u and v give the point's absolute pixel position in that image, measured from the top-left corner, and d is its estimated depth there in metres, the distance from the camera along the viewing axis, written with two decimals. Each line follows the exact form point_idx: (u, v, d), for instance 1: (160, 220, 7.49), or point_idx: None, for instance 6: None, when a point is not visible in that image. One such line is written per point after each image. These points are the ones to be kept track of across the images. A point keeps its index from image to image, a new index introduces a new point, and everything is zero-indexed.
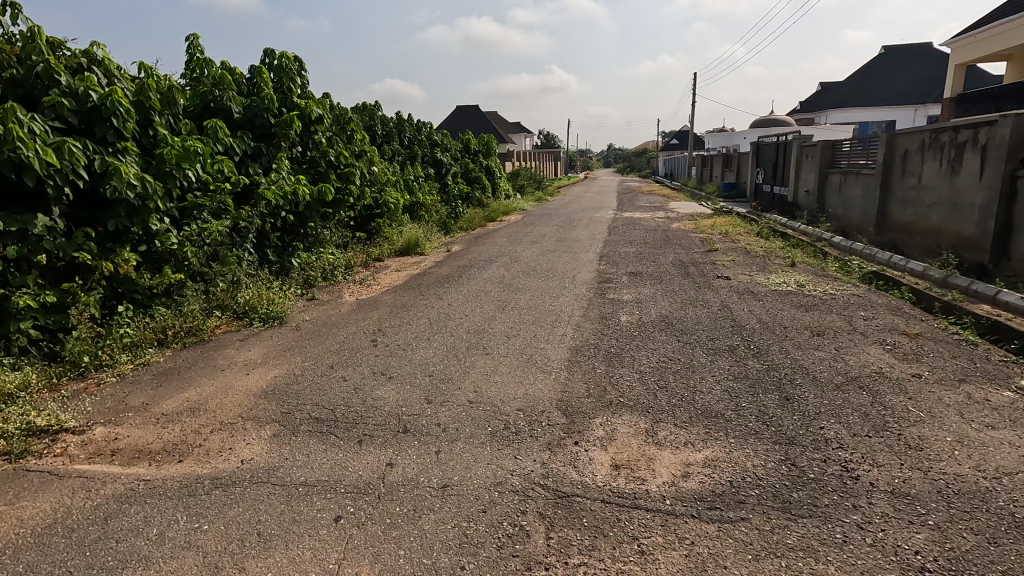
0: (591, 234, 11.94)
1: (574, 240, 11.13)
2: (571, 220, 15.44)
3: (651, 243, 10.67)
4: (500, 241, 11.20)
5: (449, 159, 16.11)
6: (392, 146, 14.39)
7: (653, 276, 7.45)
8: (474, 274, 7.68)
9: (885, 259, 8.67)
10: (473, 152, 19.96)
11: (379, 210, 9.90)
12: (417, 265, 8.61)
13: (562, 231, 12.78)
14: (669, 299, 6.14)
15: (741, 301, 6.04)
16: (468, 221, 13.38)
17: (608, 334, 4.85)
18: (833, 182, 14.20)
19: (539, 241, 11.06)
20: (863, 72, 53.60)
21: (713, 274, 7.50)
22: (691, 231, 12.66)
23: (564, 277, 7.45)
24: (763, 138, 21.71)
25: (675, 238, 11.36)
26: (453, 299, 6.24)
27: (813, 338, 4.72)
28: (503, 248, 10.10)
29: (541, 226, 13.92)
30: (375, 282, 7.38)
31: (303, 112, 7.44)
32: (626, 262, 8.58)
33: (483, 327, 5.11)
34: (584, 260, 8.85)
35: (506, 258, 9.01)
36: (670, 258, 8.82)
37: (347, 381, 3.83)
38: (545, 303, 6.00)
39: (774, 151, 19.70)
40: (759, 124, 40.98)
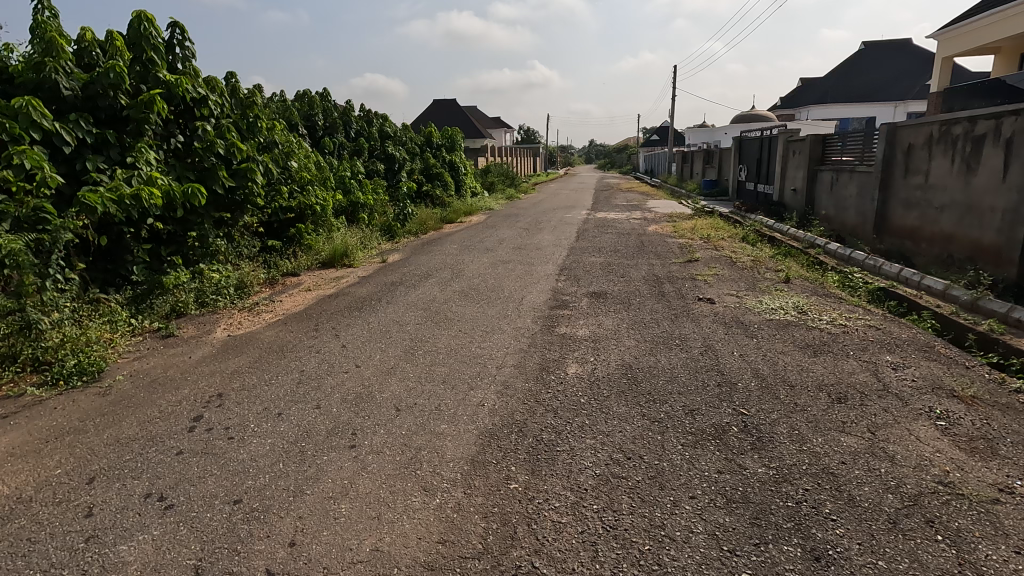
0: (556, 240, 10.51)
1: (535, 247, 9.66)
2: (538, 221, 13.98)
3: (622, 250, 9.28)
4: (450, 248, 9.69)
5: (403, 154, 14.49)
6: (335, 139, 12.74)
7: (619, 298, 6.03)
8: (399, 296, 6.18)
9: (894, 273, 7.36)
10: (436, 147, 18.41)
11: (300, 213, 8.31)
12: (336, 283, 7.07)
13: (525, 235, 11.31)
14: (636, 334, 4.73)
15: (728, 338, 4.66)
16: (419, 225, 11.81)
17: (543, 403, 3.40)
18: (825, 181, 12.90)
19: (494, 249, 9.57)
20: (844, 68, 53.00)
21: (692, 295, 6.10)
22: (669, 235, 11.28)
23: (509, 299, 6.01)
24: (745, 133, 20.46)
25: (650, 245, 9.98)
26: (354, 336, 4.75)
27: (832, 406, 3.34)
28: (450, 259, 8.59)
29: (503, 229, 12.43)
30: (269, 308, 5.83)
31: (176, 91, 5.85)
32: (589, 277, 7.17)
33: (372, 388, 3.64)
34: (541, 274, 7.41)
35: (447, 272, 7.52)
36: (642, 272, 7.43)
37: (90, 520, 2.30)
38: (473, 343, 4.55)
39: (759, 148, 18.41)
40: (740, 120, 39.98)
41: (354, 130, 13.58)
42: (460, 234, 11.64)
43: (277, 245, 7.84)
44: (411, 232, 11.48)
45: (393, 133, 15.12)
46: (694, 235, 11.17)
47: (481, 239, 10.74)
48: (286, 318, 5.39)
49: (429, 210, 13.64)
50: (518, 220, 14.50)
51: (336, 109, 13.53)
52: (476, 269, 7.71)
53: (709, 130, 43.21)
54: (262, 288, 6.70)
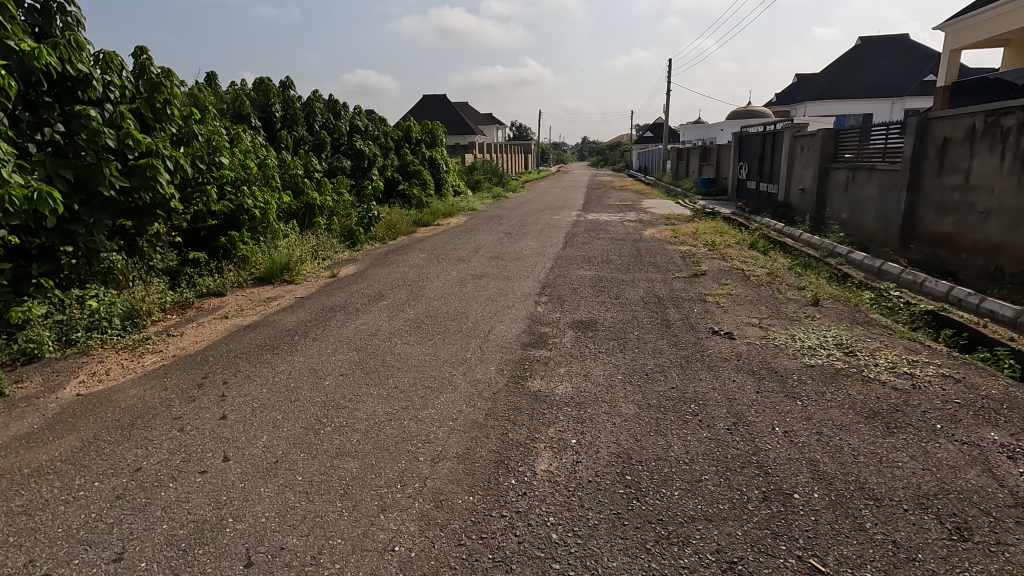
0: (541, 248, 9.21)
1: (515, 258, 8.35)
2: (522, 224, 12.66)
3: (616, 261, 8.00)
4: (416, 258, 8.36)
5: (372, 149, 13.11)
6: (292, 132, 11.34)
7: (612, 330, 4.78)
8: (332, 327, 4.85)
9: (941, 293, 6.15)
10: (415, 142, 17.10)
11: (230, 219, 7.03)
12: (266, 306, 5.77)
13: (506, 241, 10.04)
14: (635, 394, 3.45)
15: (759, 399, 3.39)
16: (387, 229, 10.54)
17: (490, 544, 2.12)
18: (839, 180, 11.66)
19: (466, 260, 8.24)
20: (840, 63, 51.94)
21: (704, 327, 4.86)
22: (668, 240, 10.01)
23: (472, 332, 4.72)
24: (746, 128, 19.28)
25: (647, 253, 8.70)
26: (247, 397, 3.44)
27: (954, 550, 2.08)
28: (412, 273, 7.27)
29: (481, 234, 11.10)
30: (160, 346, 4.51)
31: (37, 66, 4.53)
32: (575, 298, 5.89)
33: (229, 508, 2.34)
34: (518, 294, 6.13)
35: (403, 292, 6.19)
36: (639, 291, 6.16)
37: None
38: (408, 411, 3.25)
39: (762, 144, 17.16)
40: (735, 116, 38.90)
41: (316, 122, 12.17)
42: (433, 240, 10.30)
43: (199, 258, 6.53)
44: (377, 239, 10.13)
45: (362, 127, 13.73)
46: (698, 241, 9.90)
47: (453, 247, 9.40)
48: (173, 363, 4.07)
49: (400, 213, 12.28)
50: (500, 223, 13.17)
51: (297, 99, 12.13)
52: (440, 287, 6.44)
53: (704, 127, 42.09)
54: (166, 316, 5.34)
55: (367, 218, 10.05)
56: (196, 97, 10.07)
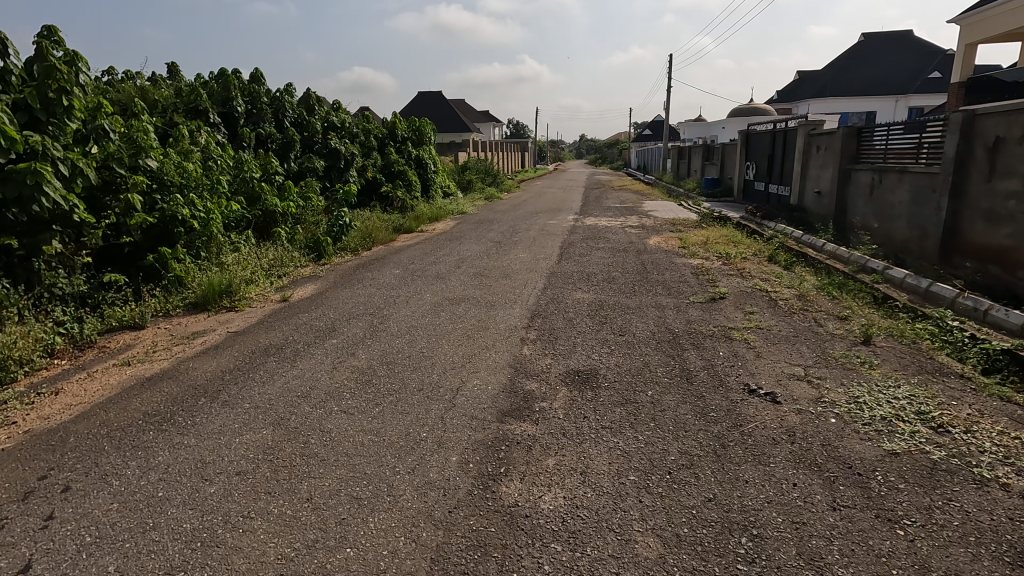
0: (532, 262, 8.10)
1: (502, 275, 7.24)
2: (513, 231, 11.54)
3: (620, 279, 6.91)
4: (387, 276, 7.23)
5: (350, 149, 11.98)
6: (258, 130, 10.20)
7: (617, 387, 3.68)
8: (256, 383, 3.74)
9: (1015, 325, 5.05)
10: (401, 140, 15.99)
11: (161, 231, 5.93)
12: (188, 346, 4.66)
13: (494, 253, 8.93)
14: (656, 516, 2.36)
15: (841, 526, 2.29)
16: (362, 238, 9.45)
17: None
18: (863, 183, 10.55)
19: (445, 278, 7.12)
20: (843, 60, 50.82)
21: (736, 382, 3.77)
22: (677, 252, 8.92)
23: (436, 391, 3.62)
24: (753, 126, 18.19)
25: (655, 269, 7.60)
26: (87, 520, 2.34)
27: None
28: (378, 296, 6.14)
29: (467, 244, 9.96)
30: (19, 413, 3.40)
31: None
32: (570, 334, 4.80)
33: None
34: (501, 327, 5.03)
35: (361, 325, 5.07)
36: (649, 324, 5.07)
37: None
38: (313, 554, 2.14)
39: (772, 143, 16.05)
40: (737, 114, 37.83)
41: (286, 119, 11.04)
42: (412, 252, 9.16)
43: (119, 280, 5.40)
44: (348, 250, 9.00)
45: (341, 125, 12.61)
46: (710, 253, 8.81)
47: (432, 261, 8.26)
48: (18, 447, 2.96)
49: (379, 220, 11.14)
50: (490, 229, 12.03)
51: (265, 93, 10.99)
52: (407, 317, 5.34)
53: (705, 125, 41.03)
54: (53, 363, 4.22)
55: (337, 226, 8.90)
56: (144, 89, 8.93)
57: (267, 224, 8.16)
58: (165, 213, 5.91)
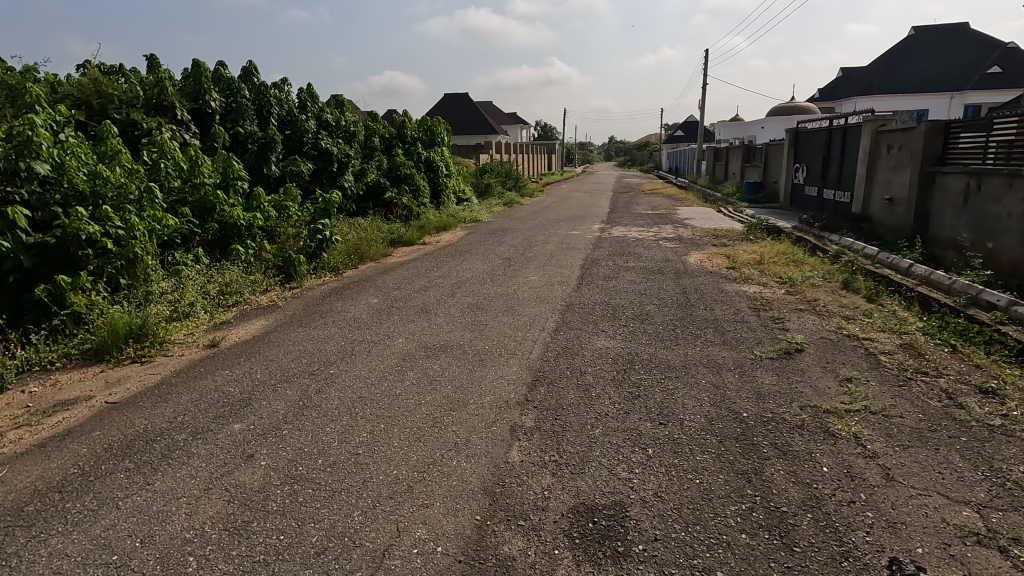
0: (545, 288, 6.57)
1: (504, 307, 5.73)
2: (529, 244, 10.01)
3: (655, 317, 5.34)
4: (360, 308, 5.78)
5: (346, 150, 10.68)
6: (236, 129, 8.98)
7: (658, 557, 2.12)
8: (63, 525, 2.31)
9: None
10: (411, 141, 14.66)
11: (58, 254, 4.73)
12: (38, 424, 3.29)
13: (500, 274, 7.43)
14: None
15: None
16: (347, 255, 8.05)
17: None
18: (952, 189, 8.66)
19: (431, 310, 5.65)
20: (892, 54, 47.65)
21: (867, 549, 2.16)
22: (725, 274, 7.25)
23: (346, 557, 2.13)
24: (803, 123, 16.23)
25: (701, 299, 5.99)
26: None
27: None
28: (336, 340, 4.69)
29: (470, 261, 8.45)
30: None
31: None
32: (586, 419, 3.25)
33: None
34: (487, 401, 3.51)
35: (291, 393, 3.63)
36: (700, 399, 3.50)
37: None
38: None
39: (828, 142, 14.15)
40: (777, 113, 35.50)
41: (271, 116, 9.81)
42: (403, 271, 7.69)
43: None
44: (328, 269, 7.61)
45: (338, 123, 11.33)
46: (767, 276, 7.13)
47: (422, 285, 6.77)
48: None
49: (374, 232, 9.74)
50: (502, 241, 10.49)
51: (248, 87, 9.80)
52: (360, 378, 3.87)
53: (742, 125, 38.76)
54: None
55: (315, 241, 7.51)
56: (100, 82, 7.80)
57: (228, 239, 6.85)
58: (66, 232, 4.67)
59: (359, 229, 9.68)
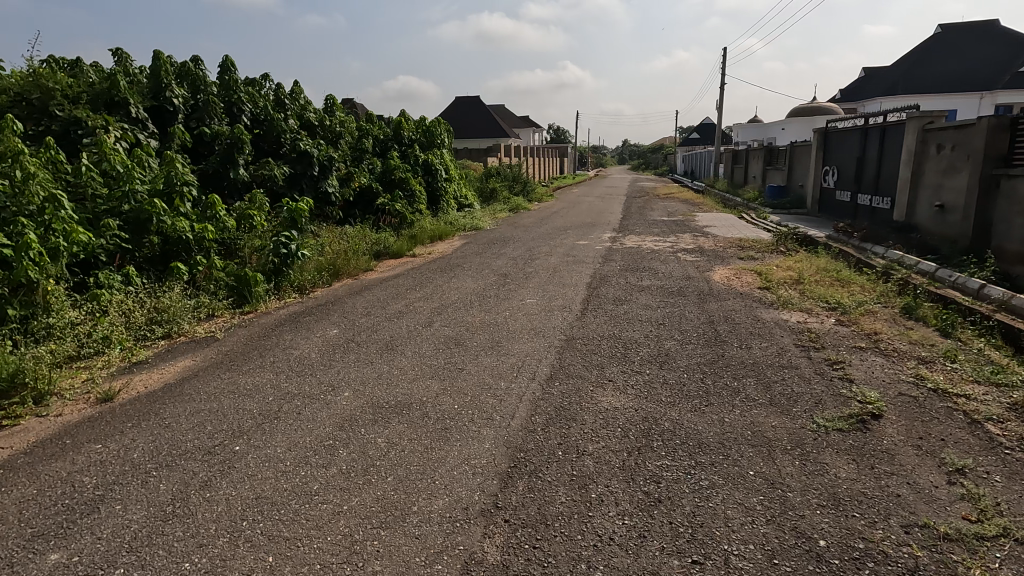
0: (543, 315, 5.49)
1: (489, 343, 4.64)
2: (530, 257, 8.91)
3: (677, 358, 4.22)
4: (311, 342, 4.71)
5: (329, 152, 9.71)
6: (200, 128, 8.05)
7: None
8: None
9: None
10: (408, 143, 13.67)
11: None
12: None
13: (492, 295, 6.34)
14: None
15: None
16: (317, 272, 7.03)
17: None
18: (1021, 195, 7.39)
19: (398, 347, 4.57)
20: (918, 53, 45.81)
21: None
22: (759, 298, 6.09)
23: None
24: (834, 123, 14.96)
25: (734, 333, 4.85)
26: None
27: None
28: (265, 393, 3.65)
29: (459, 278, 7.38)
30: None
31: None
32: (578, 552, 2.14)
33: None
34: (437, 509, 2.42)
35: (163, 490, 2.56)
36: (750, 510, 2.37)
37: None
38: None
39: (864, 142, 12.94)
40: (799, 113, 34.00)
41: (244, 115, 8.89)
42: (380, 291, 6.63)
43: None
44: (293, 288, 6.59)
45: (323, 123, 10.37)
46: (811, 300, 5.96)
47: (396, 310, 5.71)
48: None
49: (356, 244, 8.71)
50: (501, 252, 9.42)
51: (218, 83, 8.89)
52: (269, 462, 2.80)
53: (761, 127, 37.32)
54: None
55: (276, 257, 6.48)
56: (39, 73, 6.88)
57: (171, 255, 5.88)
58: None
59: (340, 241, 8.68)
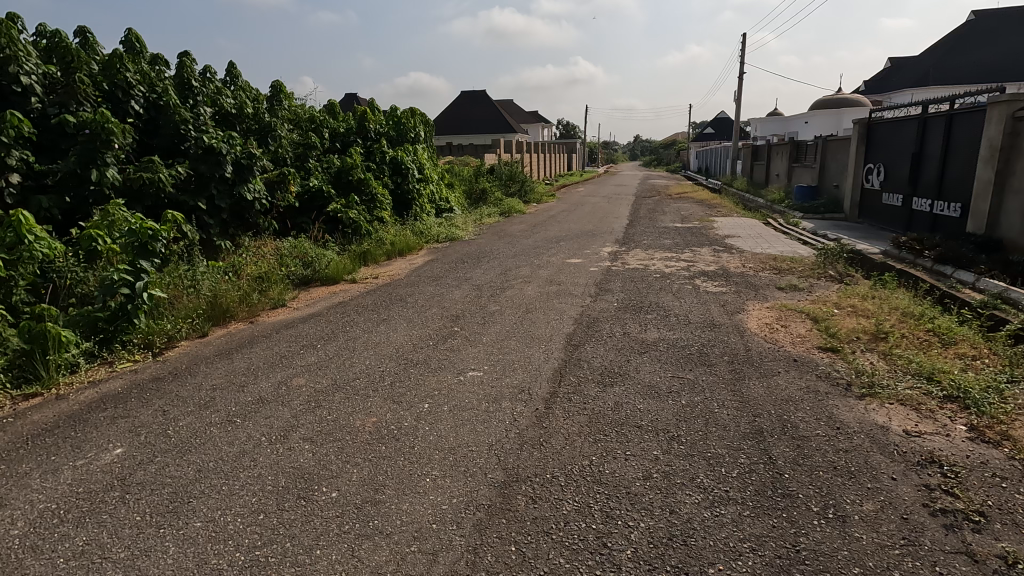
0: (482, 407, 3.44)
1: (358, 495, 2.56)
2: (502, 285, 6.82)
3: (707, 558, 2.12)
4: (54, 484, 2.68)
5: (251, 149, 7.68)
6: (59, 116, 6.08)
7: None
8: None
9: None
10: (373, 139, 11.63)
11: None
12: None
13: (421, 362, 4.25)
14: None
15: None
16: (187, 318, 5.03)
17: None
18: None
19: (190, 504, 2.51)
20: (949, 40, 42.76)
21: None
22: (823, 372, 3.96)
23: None
24: (880, 113, 12.65)
25: (802, 466, 2.75)
26: None
27: None
28: None
29: (389, 323, 5.30)
30: None
31: None
32: None
33: None
34: None
35: None
36: None
37: None
38: None
39: (922, 136, 10.66)
40: (825, 105, 31.38)
41: (132, 101, 6.91)
42: (262, 352, 4.55)
43: None
44: (138, 345, 4.58)
45: (250, 111, 8.35)
46: (909, 380, 3.79)
47: (254, 397, 3.64)
48: None
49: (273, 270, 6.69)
50: (466, 277, 7.30)
51: (97, 59, 6.94)
52: None
53: (783, 120, 34.75)
54: None
55: (109, 303, 4.46)
56: None
57: None
58: None
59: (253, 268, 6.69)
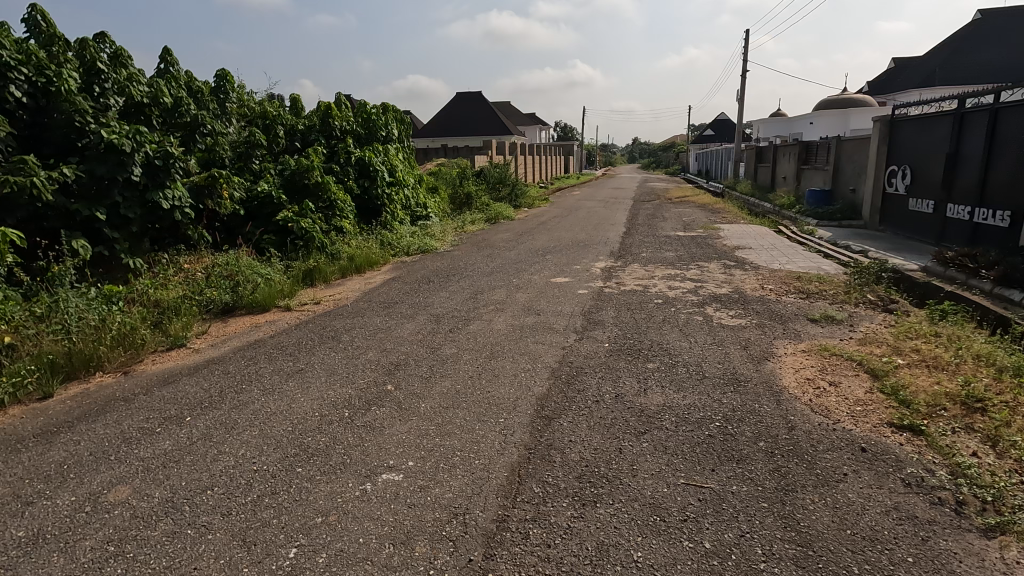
0: (381, 561, 2.11)
1: None
2: (468, 316, 5.50)
3: None
4: None
5: (168, 147, 6.37)
6: None
7: None
8: None
9: None
10: (337, 139, 10.32)
11: None
12: None
13: (318, 452, 2.92)
14: None
15: None
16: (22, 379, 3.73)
17: None
18: None
19: None
20: (956, 39, 41.51)
21: None
22: (909, 478, 2.63)
23: None
24: (905, 109, 11.36)
25: None
26: None
27: None
28: None
29: (304, 377, 3.97)
30: None
31: None
32: None
33: None
34: None
35: None
36: None
37: None
38: None
39: (958, 135, 9.37)
40: (831, 104, 30.10)
41: (10, 87, 5.59)
42: (104, 429, 3.22)
43: None
44: None
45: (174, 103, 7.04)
46: None
47: (29, 531, 2.31)
48: None
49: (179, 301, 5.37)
50: (426, 303, 5.98)
51: None
52: None
53: (787, 121, 33.51)
54: None
55: None
56: None
57: None
58: None
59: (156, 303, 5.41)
